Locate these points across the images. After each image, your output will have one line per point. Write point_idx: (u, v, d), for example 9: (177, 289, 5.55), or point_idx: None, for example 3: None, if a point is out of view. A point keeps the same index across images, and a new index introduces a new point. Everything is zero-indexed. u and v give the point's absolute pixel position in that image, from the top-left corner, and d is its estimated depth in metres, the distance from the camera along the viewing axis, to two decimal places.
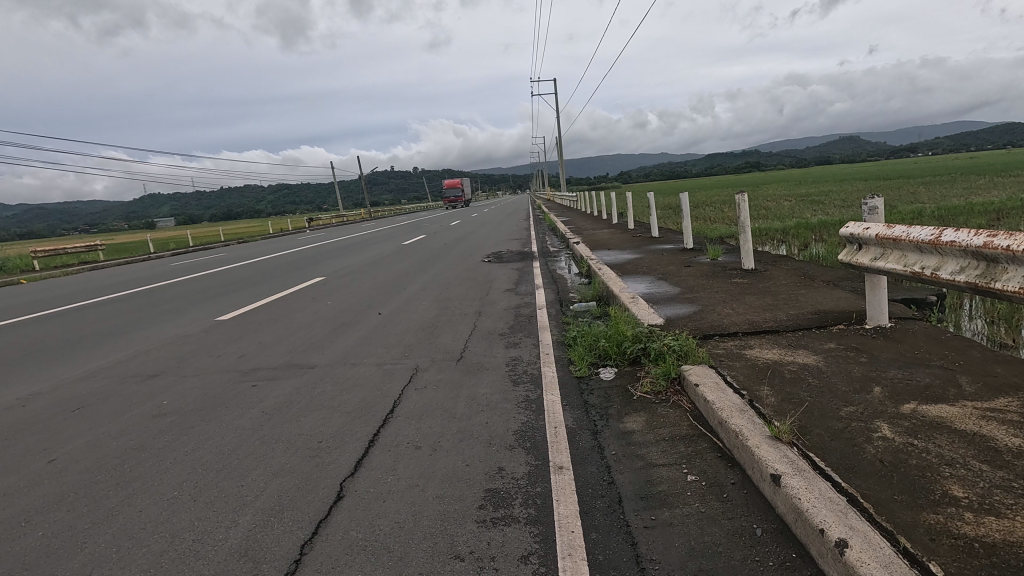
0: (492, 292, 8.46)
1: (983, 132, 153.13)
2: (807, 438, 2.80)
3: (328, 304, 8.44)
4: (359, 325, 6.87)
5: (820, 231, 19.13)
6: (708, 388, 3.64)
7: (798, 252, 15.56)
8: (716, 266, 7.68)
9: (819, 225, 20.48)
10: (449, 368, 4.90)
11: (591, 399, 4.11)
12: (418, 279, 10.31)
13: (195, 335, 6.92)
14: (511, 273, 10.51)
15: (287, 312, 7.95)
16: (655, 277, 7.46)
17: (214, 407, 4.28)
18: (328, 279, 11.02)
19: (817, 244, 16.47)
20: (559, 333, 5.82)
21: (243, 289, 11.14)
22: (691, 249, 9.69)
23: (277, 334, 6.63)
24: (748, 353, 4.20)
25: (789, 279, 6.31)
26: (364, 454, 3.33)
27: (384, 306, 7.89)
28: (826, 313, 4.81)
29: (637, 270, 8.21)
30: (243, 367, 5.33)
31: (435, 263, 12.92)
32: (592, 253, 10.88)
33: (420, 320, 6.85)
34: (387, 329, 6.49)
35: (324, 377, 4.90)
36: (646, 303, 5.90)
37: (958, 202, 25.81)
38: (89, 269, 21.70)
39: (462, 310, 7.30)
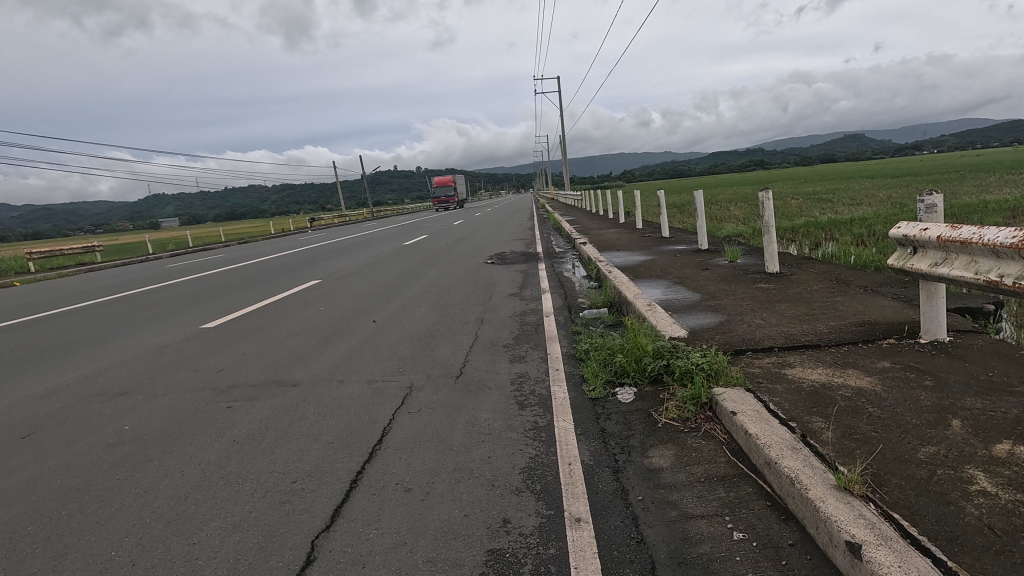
0: (496, 297, 7.93)
1: (991, 129, 151.26)
2: (886, 491, 2.26)
3: (321, 311, 7.89)
4: (351, 334, 6.33)
5: (830, 230, 18.57)
6: (748, 418, 3.10)
7: (812, 252, 14.86)
8: (737, 269, 7.12)
9: (828, 223, 19.93)
10: (447, 387, 4.37)
11: (608, 426, 3.58)
12: (417, 283, 9.78)
13: (173, 346, 6.39)
14: (516, 275, 9.98)
15: (275, 320, 7.42)
16: (671, 281, 6.88)
17: (178, 435, 3.76)
18: (323, 282, 10.50)
19: (829, 243, 15.92)
20: (569, 345, 5.28)
21: (232, 294, 10.57)
22: (705, 250, 9.14)
23: (262, 345, 6.10)
24: (789, 374, 3.65)
25: (821, 285, 5.75)
26: (344, 500, 2.81)
27: (380, 313, 7.35)
28: (873, 325, 4.26)
29: (650, 273, 7.65)
30: (218, 385, 4.81)
31: (435, 265, 12.33)
32: (601, 254, 10.31)
33: (418, 329, 6.31)
34: (381, 340, 5.97)
35: (307, 397, 4.38)
36: (665, 311, 5.37)
37: (970, 199, 25.18)
38: (83, 272, 21.11)
39: (462, 318, 6.76)
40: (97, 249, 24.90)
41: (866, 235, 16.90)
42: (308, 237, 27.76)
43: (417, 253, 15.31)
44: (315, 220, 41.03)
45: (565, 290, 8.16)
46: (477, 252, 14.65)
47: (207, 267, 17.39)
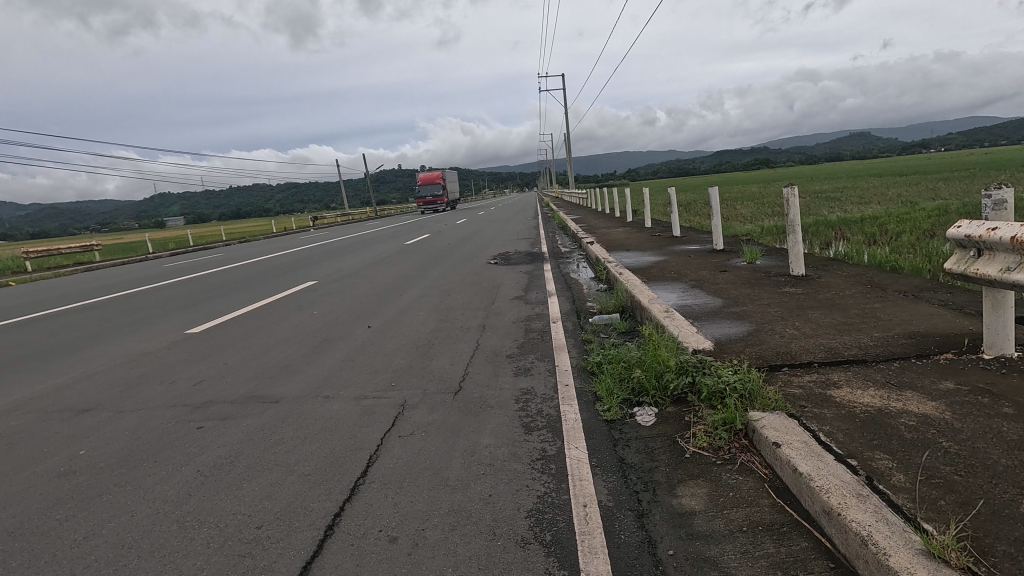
0: (499, 300, 7.47)
1: (1001, 127, 149.17)
2: (993, 564, 1.79)
3: (314, 315, 7.43)
4: (343, 343, 5.85)
5: (841, 228, 18.06)
6: (796, 452, 2.62)
7: (823, 252, 14.27)
8: (758, 271, 6.64)
9: (839, 222, 19.40)
10: (444, 406, 3.90)
11: (627, 456, 3.11)
12: (418, 284, 9.34)
13: (154, 355, 5.94)
14: (520, 277, 9.51)
15: (265, 326, 6.97)
16: (688, 285, 6.37)
17: (137, 462, 3.30)
18: (319, 284, 10.04)
19: (841, 242, 15.43)
20: (580, 356, 4.82)
21: (225, 296, 10.12)
22: (720, 250, 8.67)
23: (248, 355, 5.64)
24: (836, 395, 3.16)
25: (855, 289, 5.26)
26: (316, 553, 2.36)
27: (375, 318, 6.88)
28: (925, 337, 3.76)
29: (664, 275, 7.18)
30: (193, 400, 4.36)
31: (436, 266, 11.86)
32: (610, 254, 9.82)
33: (416, 337, 5.84)
34: (376, 348, 5.51)
35: (289, 417, 3.92)
36: (684, 318, 4.88)
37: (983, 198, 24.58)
38: (74, 273, 20.54)
39: (463, 324, 6.29)
40: (96, 248, 24.56)
41: (878, 234, 16.25)
42: (306, 237, 27.13)
43: (418, 252, 14.87)
44: (316, 219, 40.37)
45: (573, 293, 7.69)
46: (480, 252, 14.14)
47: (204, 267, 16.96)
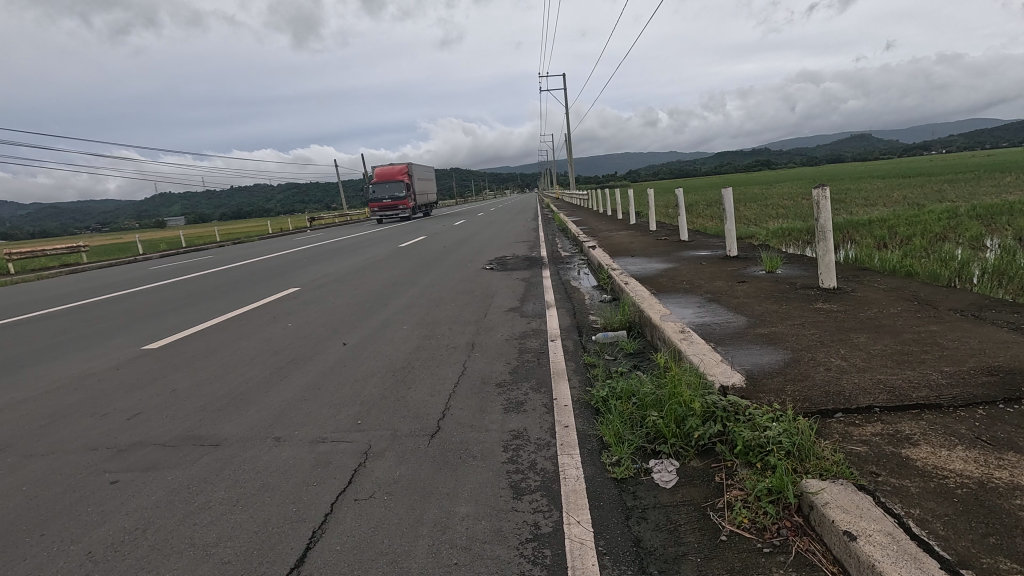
0: (492, 312, 6.76)
1: (1002, 128, 148.26)
2: None
3: (287, 329, 6.70)
4: (311, 365, 5.12)
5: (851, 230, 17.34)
6: (882, 548, 1.92)
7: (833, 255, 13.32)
8: (782, 283, 5.94)
9: (848, 224, 18.70)
10: (416, 454, 3.20)
11: (646, 536, 2.39)
12: (406, 292, 8.63)
13: (95, 378, 5.19)
14: (517, 284, 8.81)
15: (231, 342, 6.24)
16: (703, 299, 5.61)
17: (19, 539, 2.58)
18: (300, 292, 9.33)
19: (852, 245, 14.74)
20: (581, 387, 4.09)
21: (201, 303, 9.33)
22: (732, 256, 8.00)
23: (200, 380, 4.90)
24: (914, 456, 2.45)
25: (903, 306, 4.54)
26: None
27: (353, 334, 6.14)
28: (1009, 373, 3.05)
29: (676, 285, 6.47)
30: (121, 441, 3.65)
31: (428, 271, 11.12)
32: (613, 261, 9.08)
33: (395, 358, 5.11)
34: (348, 373, 4.79)
35: (225, 466, 3.20)
36: (704, 342, 4.15)
37: (993, 199, 23.79)
38: (50, 276, 19.52)
39: (450, 342, 5.56)
40: (83, 250, 23.68)
41: (889, 237, 15.55)
42: (294, 238, 25.97)
43: (412, 256, 14.13)
44: (310, 220, 39.09)
45: (573, 304, 6.98)
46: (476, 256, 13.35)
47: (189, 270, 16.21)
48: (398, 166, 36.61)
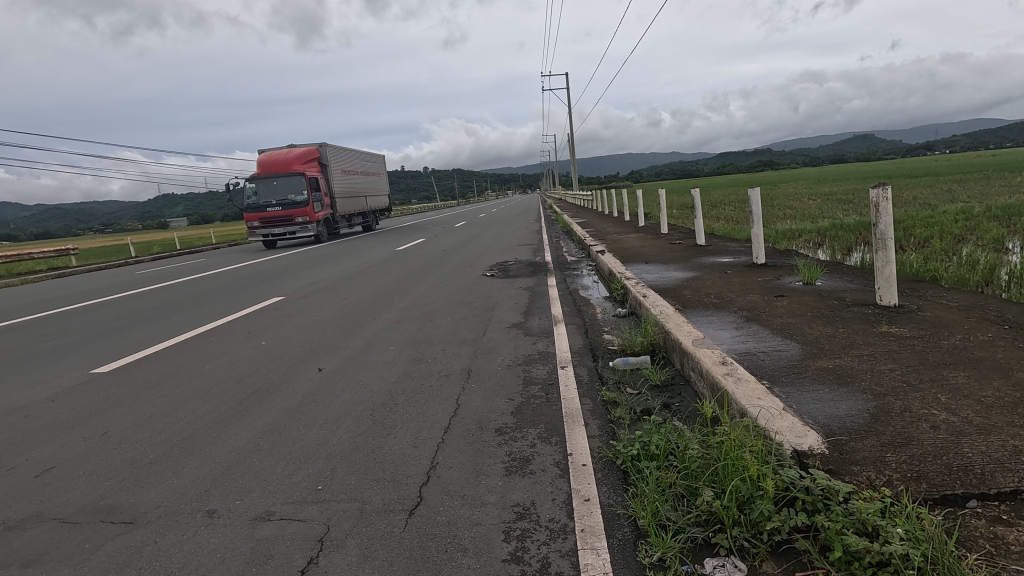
0: (493, 330, 5.95)
1: (1006, 128, 147.11)
2: None
3: (260, 349, 5.91)
4: (277, 398, 4.32)
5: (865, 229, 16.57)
6: None
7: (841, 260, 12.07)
8: (830, 299, 5.10)
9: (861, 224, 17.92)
10: (387, 547, 2.38)
11: None
12: (397, 304, 7.81)
13: (22, 414, 4.38)
14: (521, 294, 8.02)
15: (193, 364, 5.43)
16: (741, 319, 4.76)
17: None
18: (282, 303, 8.51)
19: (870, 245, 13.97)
20: (602, 439, 3.24)
21: (174, 313, 8.48)
22: (758, 262, 7.20)
23: (142, 418, 4.09)
24: None
25: (993, 333, 3.71)
26: None
27: (330, 358, 5.31)
28: None
29: (704, 300, 5.64)
30: (13, 514, 2.83)
31: (424, 278, 10.33)
32: (625, 269, 8.26)
33: (376, 390, 4.30)
34: (319, 410, 3.98)
35: (131, 560, 2.38)
36: (755, 382, 3.29)
37: (1006, 200, 23.01)
38: (34, 281, 18.68)
39: (442, 369, 4.75)
40: (71, 253, 22.84)
41: (907, 238, 14.77)
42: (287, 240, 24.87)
43: (409, 261, 13.34)
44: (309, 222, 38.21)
45: (585, 320, 6.15)
46: (476, 261, 12.58)
47: (175, 275, 15.36)
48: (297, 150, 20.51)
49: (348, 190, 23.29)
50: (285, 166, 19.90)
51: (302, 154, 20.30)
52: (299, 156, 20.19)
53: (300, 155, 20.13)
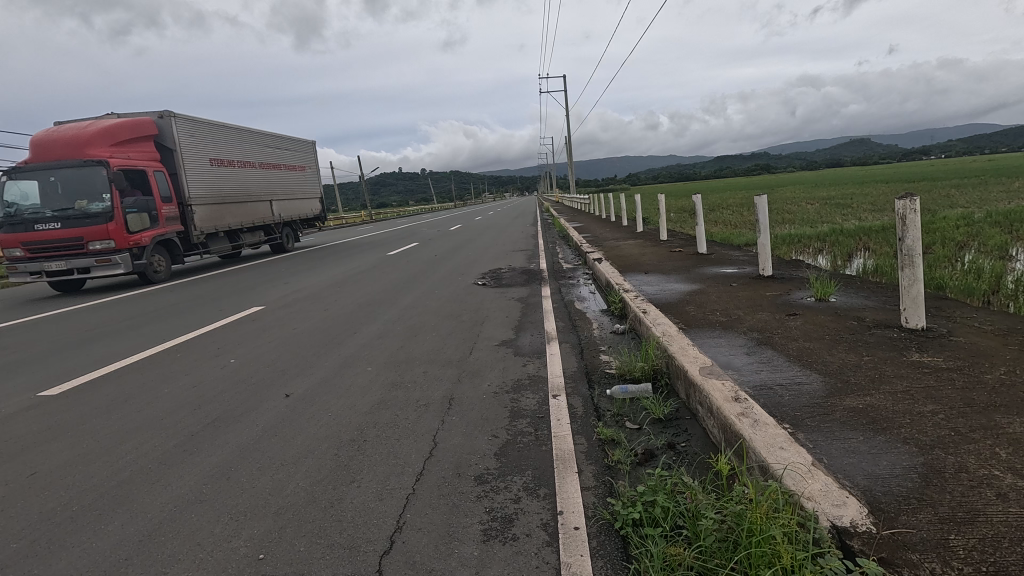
0: (482, 349, 5.48)
1: (1002, 133, 147.60)
2: None
3: (228, 368, 5.46)
4: (235, 430, 3.86)
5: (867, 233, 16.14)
6: None
7: (845, 267, 11.67)
8: (848, 319, 4.66)
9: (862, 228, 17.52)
10: None
11: None
12: (381, 316, 7.35)
13: None
14: (513, 306, 7.58)
15: (151, 386, 4.95)
16: (752, 342, 4.29)
17: None
18: (260, 314, 8.05)
19: (873, 249, 13.54)
20: (599, 495, 2.76)
21: (143, 323, 7.97)
22: (764, 274, 6.78)
23: (81, 453, 3.64)
24: None
25: None
26: None
27: (301, 381, 4.84)
28: None
29: (710, 317, 5.19)
30: None
31: (413, 286, 9.88)
32: (623, 279, 7.80)
33: (345, 423, 3.84)
34: (277, 450, 3.50)
35: None
36: (778, 429, 2.80)
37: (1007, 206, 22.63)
38: None
39: (421, 396, 4.29)
40: None
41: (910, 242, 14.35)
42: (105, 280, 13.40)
43: (399, 267, 12.88)
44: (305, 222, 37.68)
45: (580, 338, 5.69)
46: (469, 267, 12.14)
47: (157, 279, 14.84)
48: (94, 125, 11.09)
49: (205, 177, 13.24)
50: (74, 144, 10.75)
51: (110, 130, 11.17)
52: (103, 131, 11.05)
53: (106, 131, 11.10)
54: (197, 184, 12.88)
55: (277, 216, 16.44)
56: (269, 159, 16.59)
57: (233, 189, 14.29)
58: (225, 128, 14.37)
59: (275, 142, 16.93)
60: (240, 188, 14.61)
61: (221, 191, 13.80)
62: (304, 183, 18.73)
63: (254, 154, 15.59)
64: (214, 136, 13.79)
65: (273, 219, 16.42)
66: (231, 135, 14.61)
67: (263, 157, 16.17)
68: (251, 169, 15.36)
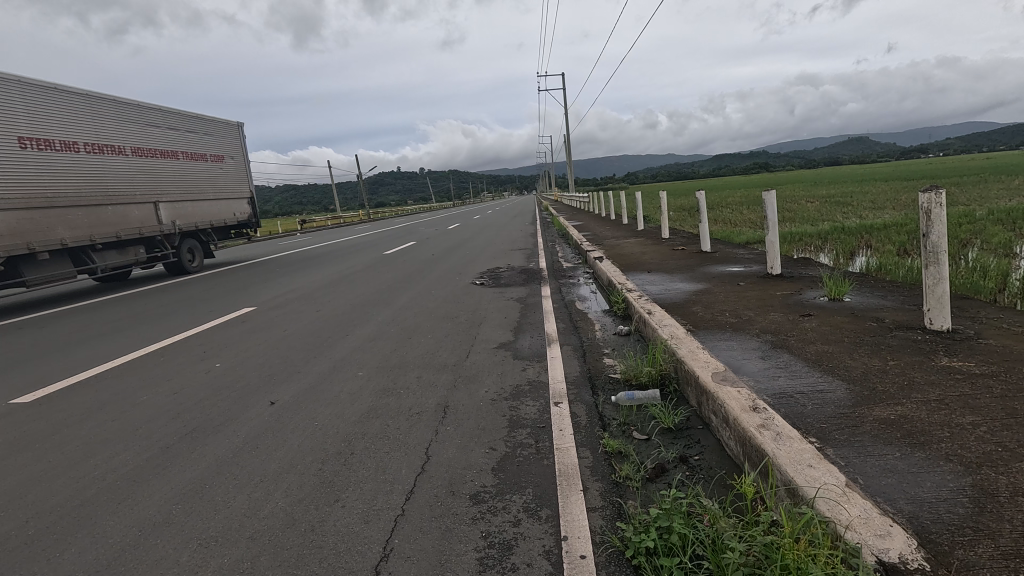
0: (479, 352, 5.22)
1: (1000, 132, 147.56)
2: None
3: (212, 372, 5.18)
4: (215, 441, 3.60)
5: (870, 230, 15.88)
6: None
7: (848, 265, 11.44)
8: (867, 320, 4.38)
9: (864, 225, 17.21)
10: None
11: None
12: (375, 318, 7.09)
13: None
14: (512, 306, 7.32)
15: (129, 393, 4.68)
16: (767, 346, 4.03)
17: None
18: (250, 315, 7.77)
19: (877, 246, 13.29)
20: (607, 518, 2.50)
21: (128, 325, 7.69)
22: (773, 272, 6.52)
23: (46, 468, 3.37)
24: None
25: None
26: None
27: (288, 387, 4.58)
28: None
29: (720, 319, 4.92)
30: None
31: (409, 286, 9.61)
32: (626, 279, 7.53)
33: (332, 433, 3.59)
34: (257, 465, 3.23)
35: None
36: (805, 444, 2.54)
37: (1009, 203, 22.39)
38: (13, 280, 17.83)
39: (413, 403, 4.04)
40: None
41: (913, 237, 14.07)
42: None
43: (396, 266, 12.60)
44: (301, 222, 37.27)
45: (583, 340, 5.43)
46: (467, 266, 11.87)
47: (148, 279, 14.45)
48: None
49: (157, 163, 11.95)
50: None
51: None
52: None
53: None
54: (39, 178, 9.12)
55: (169, 226, 12.01)
56: (135, 134, 11.44)
57: (151, 183, 11.67)
58: (92, 105, 10.44)
59: (195, 127, 13.39)
60: (127, 180, 11.00)
61: (69, 195, 9.72)
62: (222, 172, 14.26)
63: (162, 143, 12.19)
64: (88, 120, 10.29)
65: (162, 229, 11.94)
66: (114, 106, 10.98)
67: (151, 140, 11.87)
68: (165, 166, 12.17)
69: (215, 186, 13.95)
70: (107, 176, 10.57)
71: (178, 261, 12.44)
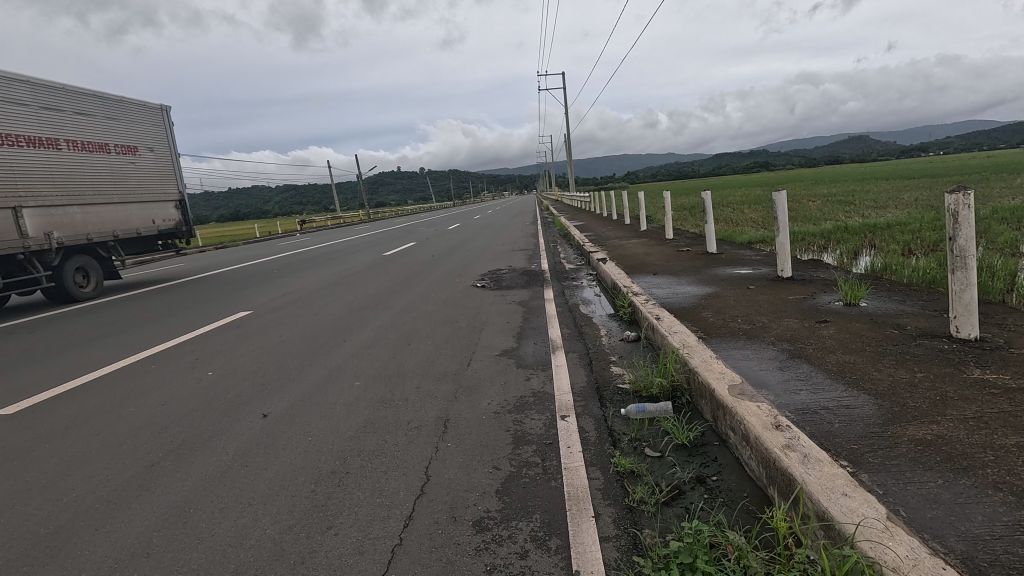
0: (481, 360, 5.01)
1: (1001, 130, 147.28)
2: None
3: (202, 382, 4.97)
4: (202, 459, 3.40)
5: (874, 229, 15.64)
6: None
7: (853, 264, 11.26)
8: (888, 328, 4.17)
9: (867, 224, 16.97)
10: None
11: None
12: (373, 322, 6.87)
13: None
14: (514, 310, 7.11)
15: (116, 403, 4.48)
16: (784, 356, 3.82)
17: None
18: (244, 320, 7.56)
19: (882, 245, 13.06)
20: (622, 551, 2.29)
21: (119, 330, 7.48)
22: (783, 275, 6.31)
23: (21, 489, 3.16)
24: None
25: None
26: None
27: (281, 398, 4.38)
28: None
29: (733, 325, 4.70)
30: None
31: (408, 289, 9.40)
32: (631, 282, 7.32)
33: (326, 450, 3.39)
34: (244, 486, 3.03)
35: None
36: (837, 469, 2.33)
37: (1013, 202, 22.15)
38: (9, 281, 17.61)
39: (411, 416, 3.83)
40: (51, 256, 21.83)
41: (917, 236, 13.84)
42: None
43: (396, 268, 12.39)
44: (300, 223, 37.00)
45: (588, 347, 5.22)
46: (468, 268, 11.67)
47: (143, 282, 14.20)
48: None
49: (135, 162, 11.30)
50: None
51: None
52: None
53: None
54: (32, 177, 9.02)
55: (52, 242, 9.23)
56: (50, 122, 9.44)
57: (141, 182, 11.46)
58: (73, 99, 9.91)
59: (130, 113, 11.28)
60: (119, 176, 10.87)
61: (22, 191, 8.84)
62: (159, 168, 12.01)
63: (84, 133, 10.12)
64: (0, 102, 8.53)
65: (39, 245, 9.12)
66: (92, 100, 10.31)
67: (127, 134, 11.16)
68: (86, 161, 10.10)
69: (147, 188, 11.62)
70: (4, 170, 8.54)
71: (61, 285, 9.49)
